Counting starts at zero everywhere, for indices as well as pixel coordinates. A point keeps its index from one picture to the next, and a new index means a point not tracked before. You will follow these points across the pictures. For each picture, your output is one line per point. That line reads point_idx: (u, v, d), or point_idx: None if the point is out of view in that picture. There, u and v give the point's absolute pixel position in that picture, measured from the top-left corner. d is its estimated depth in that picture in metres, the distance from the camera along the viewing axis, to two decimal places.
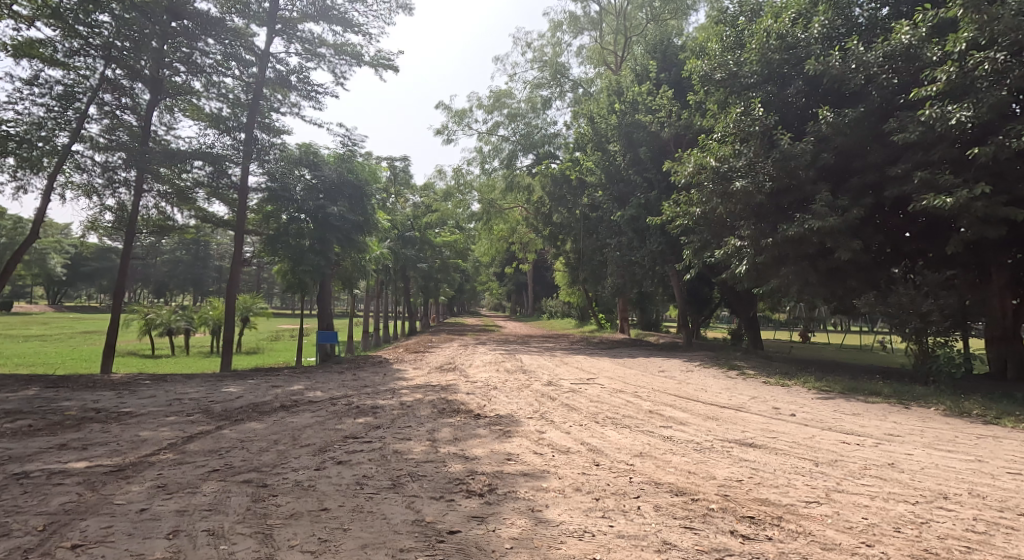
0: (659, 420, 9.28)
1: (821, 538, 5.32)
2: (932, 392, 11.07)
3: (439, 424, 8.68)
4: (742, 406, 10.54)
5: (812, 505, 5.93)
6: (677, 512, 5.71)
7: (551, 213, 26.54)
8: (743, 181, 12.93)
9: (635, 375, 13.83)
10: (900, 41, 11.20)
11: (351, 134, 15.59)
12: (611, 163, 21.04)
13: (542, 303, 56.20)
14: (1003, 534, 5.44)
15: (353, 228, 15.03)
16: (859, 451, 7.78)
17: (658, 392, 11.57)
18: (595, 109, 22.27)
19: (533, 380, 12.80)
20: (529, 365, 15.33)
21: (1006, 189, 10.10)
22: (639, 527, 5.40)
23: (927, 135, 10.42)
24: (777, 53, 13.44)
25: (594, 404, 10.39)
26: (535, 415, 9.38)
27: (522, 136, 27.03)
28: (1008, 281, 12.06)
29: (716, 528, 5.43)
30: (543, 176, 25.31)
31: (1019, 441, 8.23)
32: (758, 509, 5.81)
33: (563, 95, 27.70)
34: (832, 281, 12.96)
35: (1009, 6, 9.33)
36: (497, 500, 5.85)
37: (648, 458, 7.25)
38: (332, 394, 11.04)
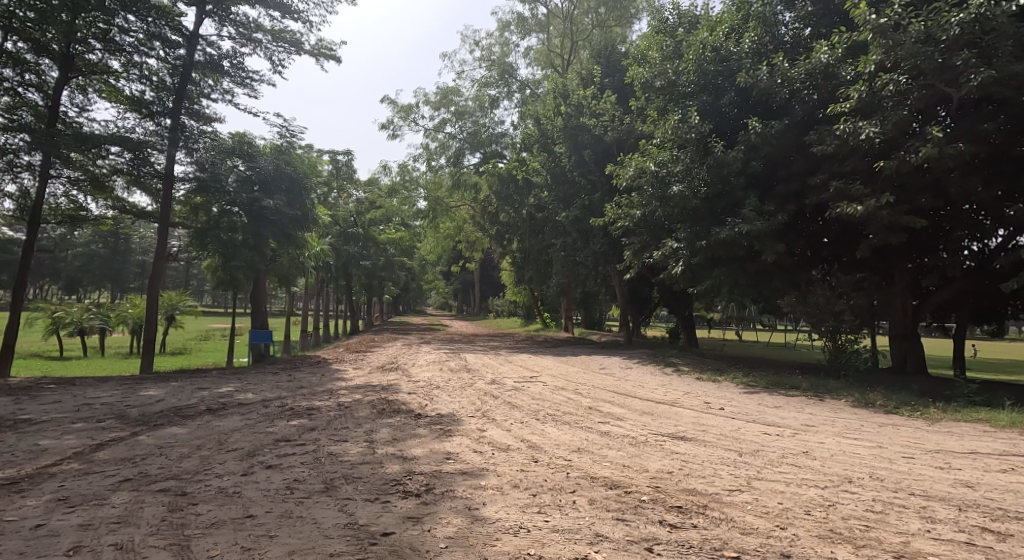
0: (597, 416, 9.78)
1: (740, 524, 5.85)
2: (843, 385, 12.07)
3: (377, 425, 8.90)
4: (676, 401, 11.18)
5: (734, 493, 6.51)
6: (611, 504, 6.16)
7: (497, 212, 26.89)
8: (679, 186, 13.57)
9: (572, 373, 14.39)
10: (819, 60, 11.96)
11: (290, 125, 15.28)
12: (557, 164, 21.62)
13: (489, 302, 56.66)
14: (896, 512, 6.13)
15: (290, 223, 14.94)
16: (778, 441, 8.48)
17: (595, 390, 12.13)
18: (543, 111, 22.93)
19: (476, 380, 13.07)
20: (473, 364, 15.58)
21: (908, 200, 11.06)
22: (573, 521, 5.80)
23: (842, 148, 11.30)
24: (711, 64, 14.66)
25: (536, 401, 10.82)
26: (476, 414, 9.69)
27: (469, 135, 27.31)
28: (910, 282, 13.15)
29: (646, 519, 5.89)
30: (490, 175, 25.17)
31: (917, 429, 9.12)
32: (685, 499, 6.32)
33: (510, 95, 28.14)
34: (759, 281, 13.86)
35: (911, 34, 9.99)
36: (433, 500, 6.15)
37: (585, 453, 7.70)
38: (264, 396, 11.04)
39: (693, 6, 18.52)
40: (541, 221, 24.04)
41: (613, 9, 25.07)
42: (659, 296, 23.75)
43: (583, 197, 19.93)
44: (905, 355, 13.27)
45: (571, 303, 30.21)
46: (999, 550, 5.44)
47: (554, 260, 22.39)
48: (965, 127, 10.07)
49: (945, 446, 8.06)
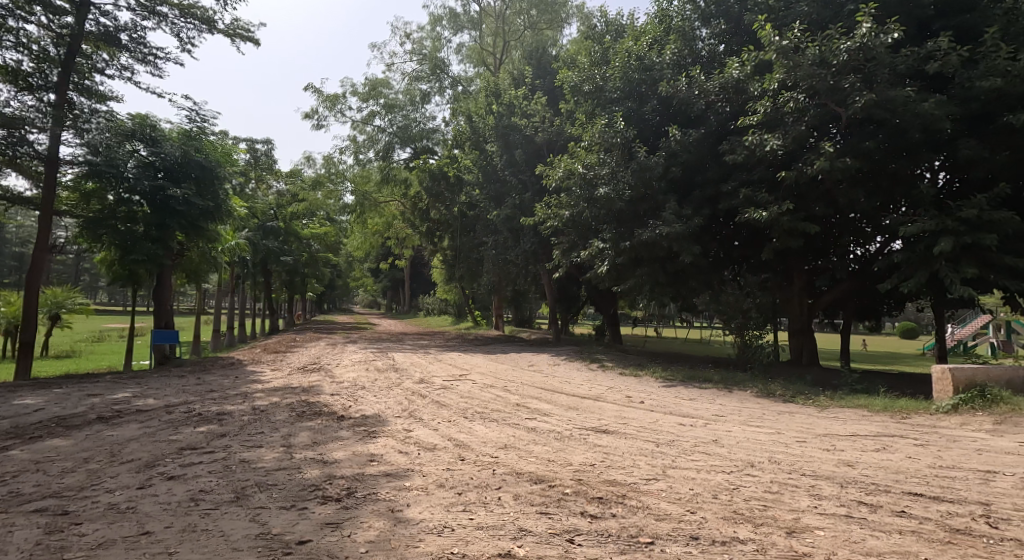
0: (524, 412, 10.23)
1: (655, 511, 5.95)
2: (750, 377, 13.08)
3: (296, 429, 8.96)
4: (599, 396, 11.81)
5: (651, 483, 6.73)
6: (535, 499, 6.24)
7: (428, 209, 26.98)
8: (605, 188, 14.14)
9: (500, 371, 14.85)
10: (730, 75, 12.92)
11: (200, 109, 14.40)
12: (488, 162, 21.87)
13: (419, 300, 56.50)
14: (789, 491, 6.39)
15: (200, 215, 14.02)
16: (692, 431, 9.20)
17: (522, 387, 12.61)
18: (474, 108, 23.45)
19: (404, 379, 13.32)
20: (401, 364, 15.78)
21: (805, 208, 12.15)
22: (497, 517, 5.79)
23: (750, 157, 12.24)
24: (636, 73, 15.06)
25: (464, 400, 11.17)
26: (402, 414, 9.95)
27: (399, 128, 27.25)
28: (807, 283, 14.43)
29: (568, 511, 5.95)
30: (420, 171, 24.93)
31: (809, 415, 10.05)
32: (606, 490, 6.48)
33: (442, 91, 28.22)
34: (677, 281, 14.71)
35: (808, 56, 10.94)
36: (355, 504, 6.05)
37: (511, 449, 8.06)
38: (168, 401, 10.86)
39: (619, 15, 19.39)
40: (472, 219, 24.39)
41: (545, 12, 25.74)
42: (586, 294, 24.64)
43: (513, 197, 20.43)
44: (801, 349, 14.53)
45: (501, 301, 30.70)
46: (873, 520, 5.63)
47: (485, 258, 22.74)
48: (852, 143, 11.14)
49: (832, 429, 8.97)
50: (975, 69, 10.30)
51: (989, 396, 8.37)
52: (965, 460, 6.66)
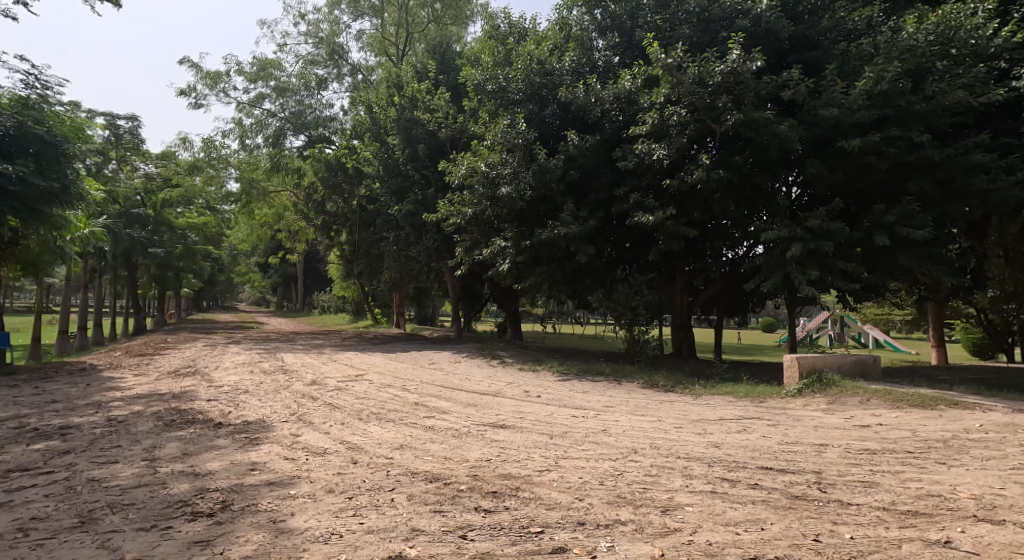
0: (422, 411, 10.48)
1: (546, 500, 5.71)
2: (637, 369, 14.16)
3: (164, 440, 8.19)
4: (498, 391, 12.36)
5: (543, 474, 6.53)
6: (429, 498, 5.83)
7: (324, 201, 26.42)
8: (507, 188, 14.48)
9: (400, 369, 14.99)
10: (623, 86, 13.78)
11: (41, 72, 11.96)
12: (390, 156, 21.71)
13: (314, 297, 54.82)
14: (665, 474, 6.42)
15: (39, 198, 11.66)
16: (583, 421, 9.89)
17: (422, 385, 12.88)
18: (375, 98, 23.27)
19: (295, 381, 13.18)
20: (291, 365, 15.50)
21: (685, 214, 13.32)
22: (389, 519, 5.34)
23: (640, 165, 13.16)
24: (537, 76, 15.83)
25: (361, 400, 11.26)
26: (290, 418, 9.70)
27: (293, 115, 26.16)
28: (687, 282, 15.81)
29: (462, 508, 5.60)
30: (315, 159, 24.79)
31: (686, 403, 11.08)
32: (500, 483, 6.18)
33: (340, 78, 27.74)
34: (574, 279, 15.41)
35: (688, 75, 11.96)
36: (231, 517, 5.39)
37: (407, 450, 7.73)
38: (14, 413, 10.10)
39: (522, 18, 20.04)
40: (372, 213, 24.16)
41: (450, 7, 26.00)
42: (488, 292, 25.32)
43: (416, 193, 20.50)
44: (681, 343, 15.95)
45: (402, 299, 30.68)
46: (731, 493, 5.73)
47: (384, 253, 22.82)
48: (724, 157, 12.40)
49: (704, 414, 9.98)
50: (821, 98, 11.82)
51: (825, 380, 9.72)
52: (806, 435, 7.62)
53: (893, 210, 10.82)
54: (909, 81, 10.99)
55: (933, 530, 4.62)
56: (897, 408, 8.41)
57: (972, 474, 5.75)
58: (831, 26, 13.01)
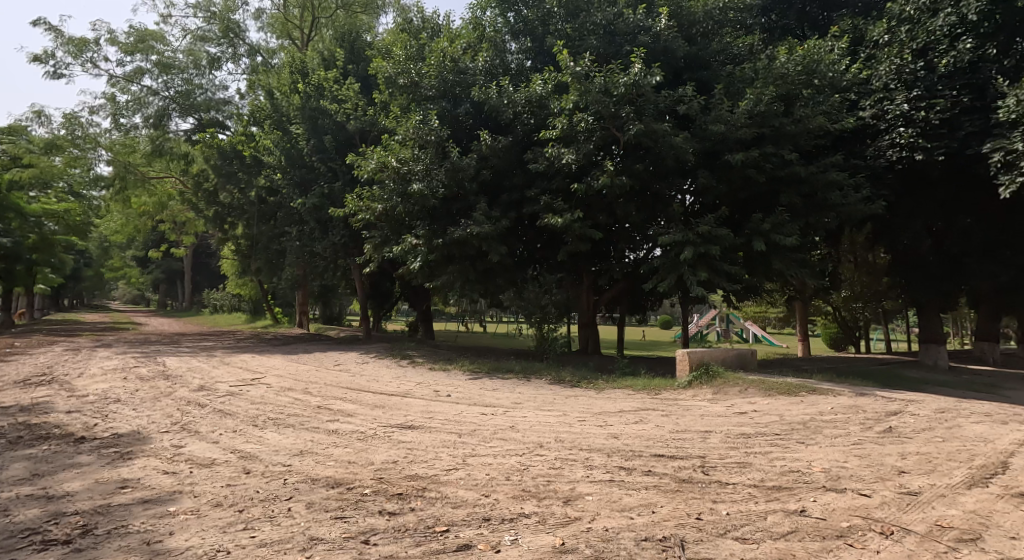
0: (326, 414, 10.21)
1: (451, 498, 5.71)
2: (545, 366, 14.70)
3: (13, 458, 7.22)
4: (408, 392, 12.45)
5: (450, 473, 6.53)
6: (330, 505, 5.58)
7: (216, 191, 24.96)
8: (419, 184, 14.44)
9: (304, 372, 14.59)
10: (536, 90, 14.20)
11: None
12: (292, 146, 20.84)
13: (204, 294, 51.54)
14: (568, 466, 6.73)
15: None
16: (493, 419, 10.14)
17: (327, 388, 12.72)
18: (276, 84, 22.91)
19: (179, 387, 12.43)
20: (172, 371, 14.55)
21: (592, 217, 13.94)
22: (284, 530, 5.01)
23: (550, 167, 13.62)
24: (451, 74, 15.73)
25: (256, 405, 10.68)
26: (172, 429, 8.83)
27: (181, 95, 24.30)
28: (592, 282, 16.64)
29: (365, 512, 5.41)
30: (205, 144, 23.62)
31: (590, 397, 11.65)
32: (406, 485, 6.09)
33: (236, 59, 26.53)
34: (485, 278, 15.54)
35: (595, 84, 12.58)
36: (93, 543, 4.82)
37: (308, 456, 7.36)
38: None
39: (435, 14, 20.02)
40: (273, 207, 23.25)
41: None
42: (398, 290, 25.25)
43: (323, 186, 19.66)
44: (587, 340, 16.88)
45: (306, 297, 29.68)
46: (627, 481, 6.10)
47: (286, 248, 22.05)
48: (626, 165, 13.06)
49: (605, 407, 10.56)
50: (710, 114, 12.84)
51: (711, 372, 10.56)
52: (694, 423, 8.32)
53: (769, 218, 11.98)
54: (781, 105, 12.30)
55: (791, 502, 5.26)
56: (770, 395, 9.32)
57: (828, 451, 6.54)
58: (719, 50, 14.27)
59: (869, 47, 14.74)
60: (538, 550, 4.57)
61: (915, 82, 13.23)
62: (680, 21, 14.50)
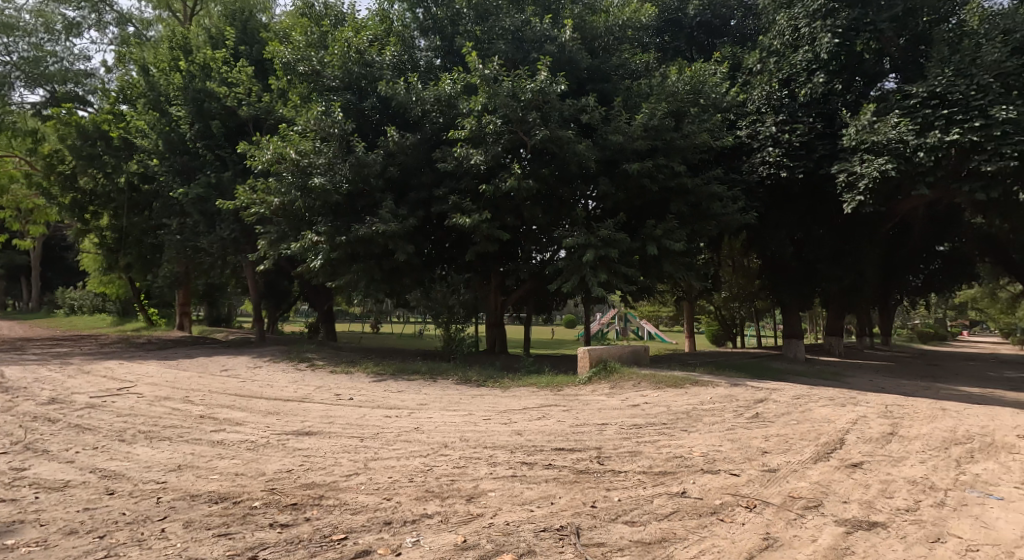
0: (211, 424, 9.25)
1: (351, 504, 5.62)
2: (451, 366, 14.87)
3: None
4: (306, 396, 12.10)
5: (351, 478, 6.45)
6: (212, 522, 5.18)
7: (74, 174, 21.77)
8: (321, 178, 14.02)
9: (185, 380, 13.57)
10: (444, 89, 14.21)
11: None
12: (172, 129, 19.08)
13: (61, 294, 46.45)
14: (472, 464, 6.98)
15: None
16: (397, 421, 10.11)
17: (212, 395, 11.89)
18: (152, 58, 20.94)
19: (29, 400, 11.08)
20: (20, 383, 12.97)
21: (500, 217, 14.23)
22: (157, 554, 4.57)
23: (459, 167, 13.74)
24: (356, 66, 15.44)
25: (123, 418, 9.53)
26: (15, 448, 7.74)
27: (30, 63, 22.39)
28: (500, 283, 17.10)
29: (254, 527, 5.10)
30: (58, 121, 20.85)
31: (496, 395, 11.94)
32: (301, 494, 5.88)
33: (101, 27, 24.53)
34: (392, 278, 15.29)
35: (502, 88, 12.91)
36: None
37: (186, 470, 6.69)
38: None
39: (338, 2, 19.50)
40: (146, 195, 21.15)
41: None
42: (296, 288, 24.57)
43: (209, 174, 18.12)
44: (495, 341, 17.37)
45: (189, 297, 27.44)
46: (529, 475, 6.43)
47: (165, 243, 20.08)
48: (533, 168, 13.45)
49: (509, 405, 10.90)
50: (610, 125, 13.55)
51: (608, 368, 11.21)
52: (593, 416, 8.81)
53: (661, 224, 12.87)
54: (672, 120, 13.13)
55: (675, 484, 5.77)
56: (660, 388, 9.99)
57: (706, 437, 7.16)
58: (619, 64, 15.08)
59: (744, 73, 16.35)
60: (439, 549, 4.59)
61: (781, 108, 14.78)
62: (584, 33, 15.38)
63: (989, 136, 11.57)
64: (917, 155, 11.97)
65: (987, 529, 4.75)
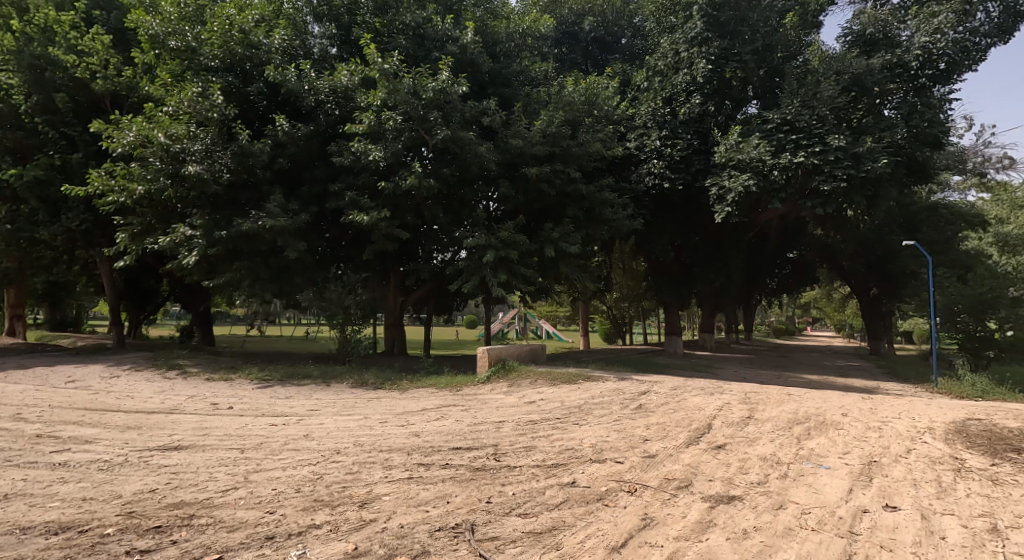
0: (52, 444, 7.65)
1: (227, 522, 5.16)
2: (346, 370, 14.56)
3: None
4: (175, 407, 10.42)
5: (227, 493, 5.79)
6: (52, 555, 4.61)
7: None
8: (197, 166, 12.84)
9: (17, 395, 11.29)
10: (341, 80, 13.93)
11: None
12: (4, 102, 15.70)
13: None
14: (368, 469, 6.55)
15: None
16: (284, 429, 9.43)
17: (55, 411, 9.75)
18: None
19: None
20: None
21: (399, 216, 14.12)
22: None
23: (356, 162, 13.52)
24: (239, 46, 14.01)
25: None
26: None
27: None
28: (399, 282, 17.03)
29: (105, 555, 4.62)
30: None
31: (393, 398, 11.89)
32: (165, 516, 5.27)
33: None
34: (281, 278, 14.52)
35: (403, 85, 12.83)
36: None
37: (19, 499, 5.66)
38: None
39: None
40: None
41: None
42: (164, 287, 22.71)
43: (50, 155, 15.53)
44: (393, 341, 17.29)
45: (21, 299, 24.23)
46: (425, 476, 6.37)
47: None
48: (434, 168, 13.47)
49: (408, 407, 10.94)
50: (510, 129, 13.94)
51: (508, 366, 11.51)
52: (491, 414, 9.04)
53: (558, 228, 13.35)
54: (568, 128, 13.77)
55: (567, 475, 6.09)
56: (555, 385, 10.41)
57: (596, 428, 7.61)
58: (519, 71, 15.58)
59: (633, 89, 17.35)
60: None
61: (664, 124, 15.56)
62: (485, 37, 15.54)
63: (825, 160, 13.22)
64: (772, 173, 13.36)
65: (817, 494, 5.43)
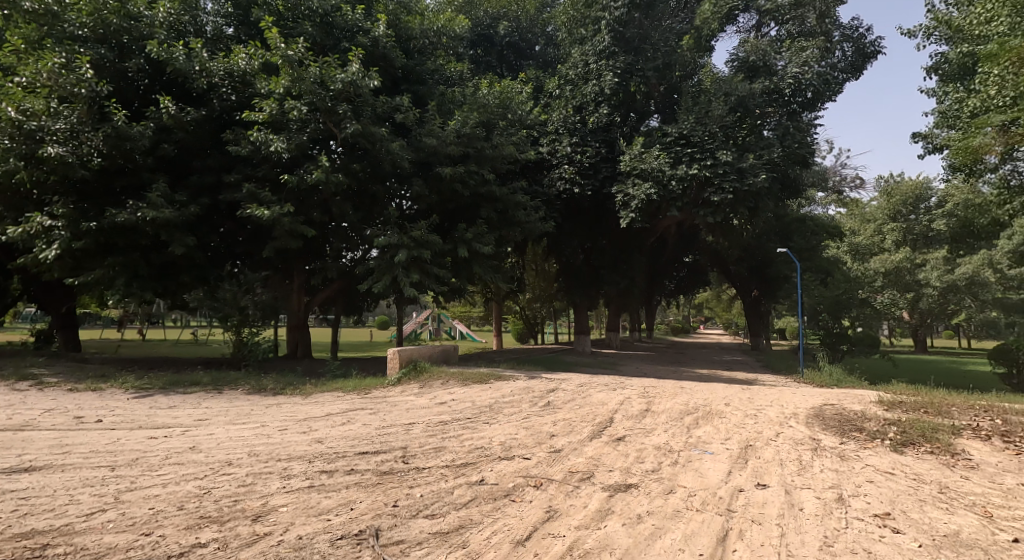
0: None
1: (92, 548, 4.81)
2: (242, 375, 13.88)
3: None
4: (29, 423, 9.36)
5: (92, 517, 5.34)
6: None
7: None
8: (58, 148, 11.40)
9: None
10: (238, 63, 13.16)
11: None
12: None
13: None
14: (263, 480, 6.27)
15: None
16: (167, 441, 8.66)
17: None
18: None
19: None
20: None
21: (304, 211, 13.76)
22: None
23: (255, 152, 12.93)
24: (114, 17, 12.77)
25: None
26: None
27: None
28: (304, 282, 16.48)
29: None
30: None
31: (296, 403, 11.53)
32: (12, 547, 4.81)
33: None
34: (165, 277, 13.88)
35: (309, 75, 12.32)
36: None
37: None
38: None
39: None
40: None
41: None
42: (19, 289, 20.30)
43: None
44: (298, 343, 16.68)
45: None
46: (328, 484, 6.18)
47: None
48: (343, 163, 13.19)
49: (312, 412, 10.64)
50: (424, 127, 13.94)
51: (418, 368, 11.47)
52: (401, 417, 9.02)
53: (472, 228, 13.42)
54: (482, 130, 13.94)
55: (475, 474, 6.20)
56: (467, 385, 10.51)
57: (504, 427, 7.76)
58: (434, 69, 15.63)
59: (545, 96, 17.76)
60: None
61: (575, 131, 16.14)
62: (398, 32, 15.29)
63: (715, 174, 14.22)
64: (671, 183, 14.21)
65: (701, 477, 5.84)
